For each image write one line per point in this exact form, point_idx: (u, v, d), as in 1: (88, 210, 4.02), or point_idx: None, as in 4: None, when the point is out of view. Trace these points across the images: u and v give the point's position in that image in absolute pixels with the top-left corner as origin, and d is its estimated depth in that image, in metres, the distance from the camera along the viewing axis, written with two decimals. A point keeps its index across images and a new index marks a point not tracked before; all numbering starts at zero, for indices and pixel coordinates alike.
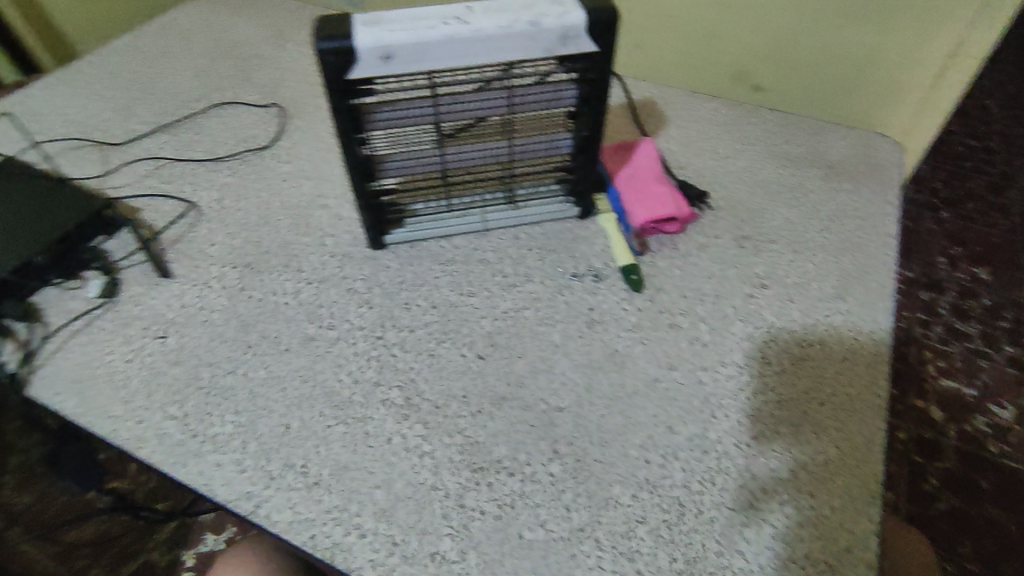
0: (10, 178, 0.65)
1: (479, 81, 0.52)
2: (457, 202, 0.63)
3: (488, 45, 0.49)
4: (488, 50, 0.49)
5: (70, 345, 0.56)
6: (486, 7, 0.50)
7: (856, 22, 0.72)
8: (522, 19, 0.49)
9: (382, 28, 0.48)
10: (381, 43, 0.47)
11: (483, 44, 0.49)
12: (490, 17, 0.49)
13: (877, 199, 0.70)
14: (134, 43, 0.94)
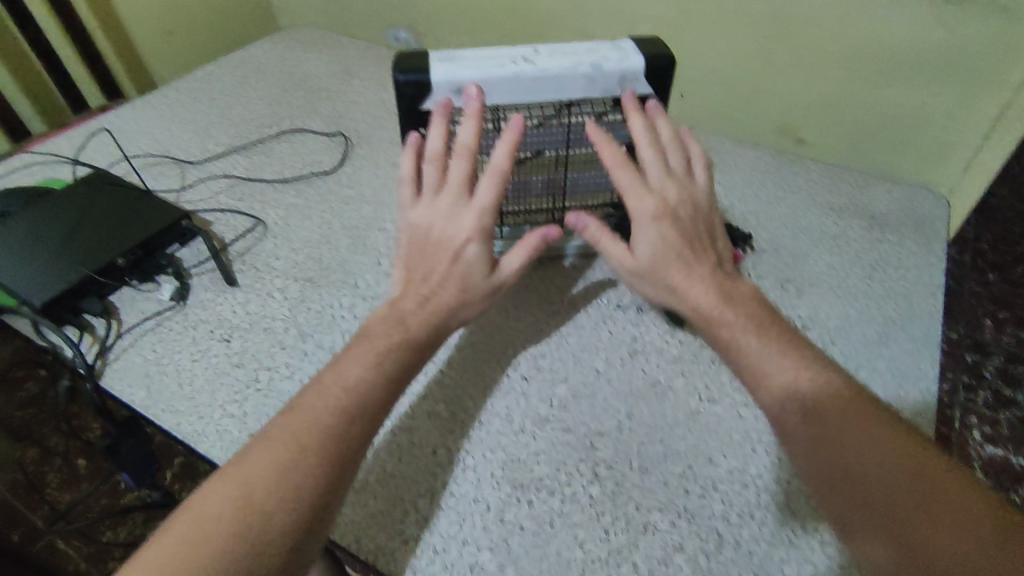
0: (101, 188, 0.71)
1: (538, 116, 0.56)
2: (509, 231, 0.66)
3: (552, 84, 0.53)
4: (551, 89, 0.53)
5: (142, 342, 0.60)
6: (551, 49, 0.54)
7: (902, 80, 0.74)
8: (585, 62, 0.53)
9: (455, 65, 0.52)
10: (453, 78, 0.51)
11: (548, 83, 0.52)
12: (555, 59, 0.53)
13: (921, 251, 0.71)
14: (214, 72, 1.02)
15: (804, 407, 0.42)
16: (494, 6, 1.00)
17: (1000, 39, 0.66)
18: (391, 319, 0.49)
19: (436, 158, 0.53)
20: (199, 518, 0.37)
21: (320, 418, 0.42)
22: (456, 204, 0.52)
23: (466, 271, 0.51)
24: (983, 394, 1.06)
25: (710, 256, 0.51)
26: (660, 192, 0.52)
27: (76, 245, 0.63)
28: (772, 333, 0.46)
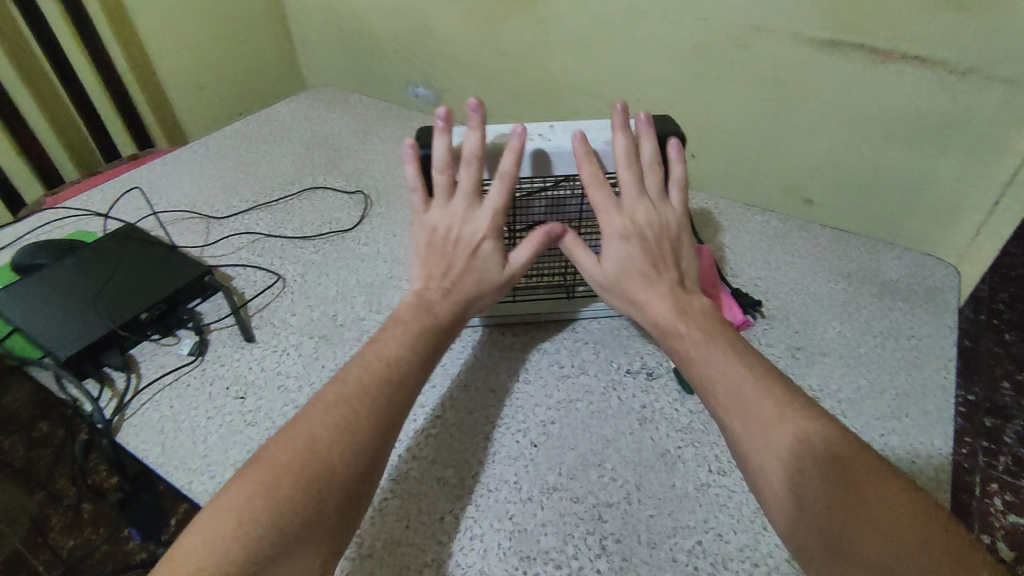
0: (129, 243, 0.74)
1: (553, 188, 0.59)
2: (522, 298, 0.67)
3: (566, 158, 0.55)
4: (565, 163, 0.55)
5: (159, 397, 0.62)
6: (564, 126, 0.57)
7: (907, 150, 0.76)
8: (597, 138, 0.56)
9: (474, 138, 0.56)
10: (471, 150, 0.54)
11: (562, 156, 0.55)
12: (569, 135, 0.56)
13: (932, 321, 0.71)
14: (242, 129, 1.07)
15: (741, 413, 0.44)
16: (511, 70, 1.05)
17: (1003, 110, 0.68)
18: (419, 308, 0.53)
19: (446, 167, 0.56)
20: (269, 465, 0.41)
21: (370, 387, 0.46)
22: (470, 207, 0.56)
23: (483, 265, 0.55)
24: (1004, 460, 1.03)
25: (672, 274, 0.55)
26: (629, 213, 0.55)
27: (103, 299, 0.66)
28: (723, 344, 0.49)
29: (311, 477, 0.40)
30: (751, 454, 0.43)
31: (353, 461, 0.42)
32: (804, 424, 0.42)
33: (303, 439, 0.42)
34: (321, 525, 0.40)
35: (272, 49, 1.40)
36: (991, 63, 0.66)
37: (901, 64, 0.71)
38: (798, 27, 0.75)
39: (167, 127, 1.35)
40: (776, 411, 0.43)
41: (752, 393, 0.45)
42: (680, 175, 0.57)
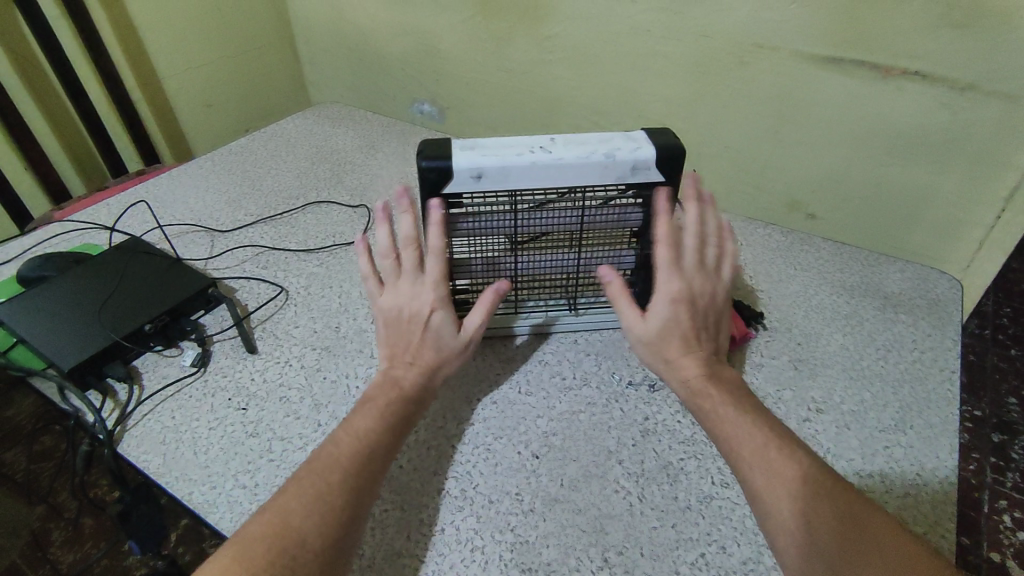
0: (134, 255, 0.75)
1: (555, 201, 0.57)
2: (523, 304, 0.67)
3: (568, 171, 0.55)
4: (569, 176, 0.55)
5: (161, 408, 0.62)
6: (567, 139, 0.57)
7: (908, 165, 0.77)
8: (599, 151, 0.55)
9: (476, 153, 0.55)
10: (474, 165, 0.54)
11: (565, 170, 0.55)
12: (572, 148, 0.56)
13: (935, 334, 0.70)
14: (248, 144, 1.08)
15: (765, 465, 0.45)
16: (514, 87, 1.06)
17: (1004, 124, 0.69)
18: (384, 382, 0.54)
19: (388, 253, 0.58)
20: (242, 544, 0.41)
21: (341, 458, 0.47)
22: (416, 285, 0.57)
23: (437, 336, 0.56)
24: (1013, 476, 1.04)
25: (710, 344, 0.55)
26: (688, 279, 0.55)
27: (107, 311, 0.66)
28: (749, 406, 0.50)
29: (284, 553, 0.41)
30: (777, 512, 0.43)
31: (325, 534, 0.43)
32: (822, 483, 0.44)
33: (276, 518, 0.43)
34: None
35: (279, 67, 1.42)
36: (989, 78, 0.67)
37: (901, 79, 0.72)
38: (797, 43, 0.76)
39: (174, 143, 1.37)
40: (797, 470, 0.44)
41: (772, 449, 0.46)
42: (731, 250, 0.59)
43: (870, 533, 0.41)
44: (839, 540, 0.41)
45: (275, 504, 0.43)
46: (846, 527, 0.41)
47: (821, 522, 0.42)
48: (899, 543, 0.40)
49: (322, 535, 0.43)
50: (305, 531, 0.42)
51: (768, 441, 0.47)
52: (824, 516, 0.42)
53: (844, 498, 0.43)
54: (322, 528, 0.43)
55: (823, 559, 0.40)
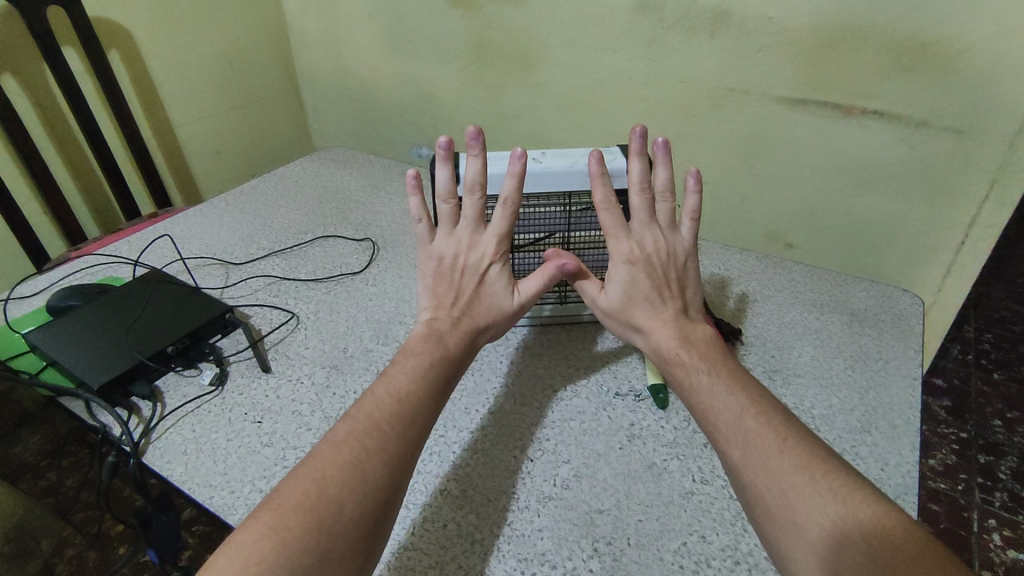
0: (156, 285, 0.81)
1: (545, 204, 0.68)
2: None
3: (554, 177, 0.65)
4: (557, 181, 0.65)
5: (180, 423, 0.66)
6: (555, 153, 0.67)
7: (869, 197, 0.85)
8: (581, 162, 0.65)
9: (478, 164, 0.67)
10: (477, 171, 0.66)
11: (550, 176, 0.65)
12: (557, 159, 0.66)
13: (897, 344, 0.76)
14: (259, 185, 1.16)
15: (742, 442, 0.46)
16: (508, 130, 1.14)
17: (956, 156, 0.76)
18: (430, 337, 0.58)
19: (449, 196, 0.64)
20: (279, 509, 0.41)
21: (381, 422, 0.48)
22: (474, 234, 0.64)
23: (492, 289, 0.63)
24: (1000, 496, 1.16)
25: (675, 301, 0.61)
26: (637, 238, 0.62)
27: (132, 335, 0.72)
28: (722, 371, 0.53)
29: (319, 518, 0.41)
30: (750, 486, 0.44)
31: (363, 506, 0.43)
32: (803, 458, 0.43)
33: (313, 488, 0.43)
34: (333, 562, 0.40)
35: (281, 111, 1.52)
36: (943, 116, 0.74)
37: (863, 118, 0.80)
38: (768, 87, 0.84)
39: (184, 187, 1.44)
40: (776, 443, 0.45)
41: (752, 425, 0.47)
42: (693, 205, 0.65)
43: (862, 517, 0.39)
44: (822, 511, 0.40)
45: (313, 470, 0.44)
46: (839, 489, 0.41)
47: (805, 494, 0.41)
48: (881, 509, 0.39)
49: (360, 500, 0.43)
50: (342, 501, 0.42)
51: (743, 408, 0.48)
52: (810, 489, 0.41)
53: (827, 468, 0.42)
54: (360, 493, 0.43)
55: (811, 543, 0.39)
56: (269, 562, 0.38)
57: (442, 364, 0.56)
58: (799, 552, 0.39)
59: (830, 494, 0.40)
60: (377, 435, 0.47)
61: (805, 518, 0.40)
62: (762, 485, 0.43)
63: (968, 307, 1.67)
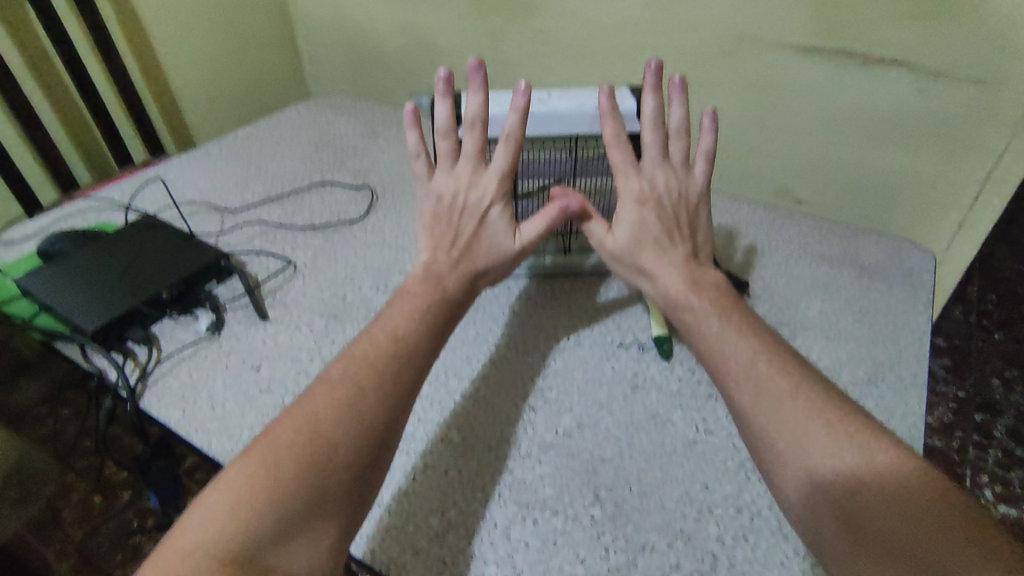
0: (148, 230, 0.79)
1: (550, 148, 0.65)
2: None
3: (560, 119, 0.62)
4: (560, 124, 0.63)
5: (176, 369, 0.65)
6: (562, 95, 0.64)
7: (884, 150, 0.82)
8: (590, 103, 0.63)
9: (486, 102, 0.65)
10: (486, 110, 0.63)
11: (557, 118, 0.62)
12: (565, 101, 0.63)
13: (906, 298, 0.75)
14: (254, 131, 1.13)
15: (754, 388, 0.44)
16: (510, 77, 1.10)
17: (975, 107, 0.72)
18: (428, 280, 0.57)
19: (448, 132, 0.62)
20: (271, 446, 0.40)
21: (376, 362, 0.47)
22: (474, 172, 0.62)
23: (493, 231, 0.61)
24: (994, 453, 1.17)
25: (686, 244, 0.59)
26: (648, 178, 0.60)
27: (126, 280, 0.70)
28: (732, 316, 0.51)
29: (313, 457, 0.40)
30: (756, 434, 0.43)
31: (357, 447, 0.42)
32: (818, 404, 0.42)
33: (304, 428, 0.41)
34: (327, 501, 0.39)
35: (271, 55, 1.46)
36: (963, 65, 0.71)
37: (878, 66, 0.76)
38: (783, 34, 0.80)
39: (176, 134, 1.39)
40: (789, 388, 0.43)
41: (765, 370, 0.45)
42: (708, 144, 0.63)
43: (879, 466, 0.38)
44: (836, 459, 0.39)
45: (307, 410, 0.43)
46: (855, 434, 0.40)
47: (818, 440, 0.40)
48: (893, 459, 0.38)
49: (354, 439, 0.42)
50: (337, 441, 0.41)
51: (752, 355, 0.47)
52: (825, 437, 0.40)
53: (843, 414, 0.41)
54: (355, 434, 0.42)
55: (825, 492, 0.39)
56: (257, 503, 0.37)
57: (439, 309, 0.55)
58: (809, 499, 0.39)
59: (845, 441, 0.40)
60: (373, 375, 0.46)
61: (819, 465, 0.39)
62: (774, 430, 0.42)
63: (974, 267, 1.66)
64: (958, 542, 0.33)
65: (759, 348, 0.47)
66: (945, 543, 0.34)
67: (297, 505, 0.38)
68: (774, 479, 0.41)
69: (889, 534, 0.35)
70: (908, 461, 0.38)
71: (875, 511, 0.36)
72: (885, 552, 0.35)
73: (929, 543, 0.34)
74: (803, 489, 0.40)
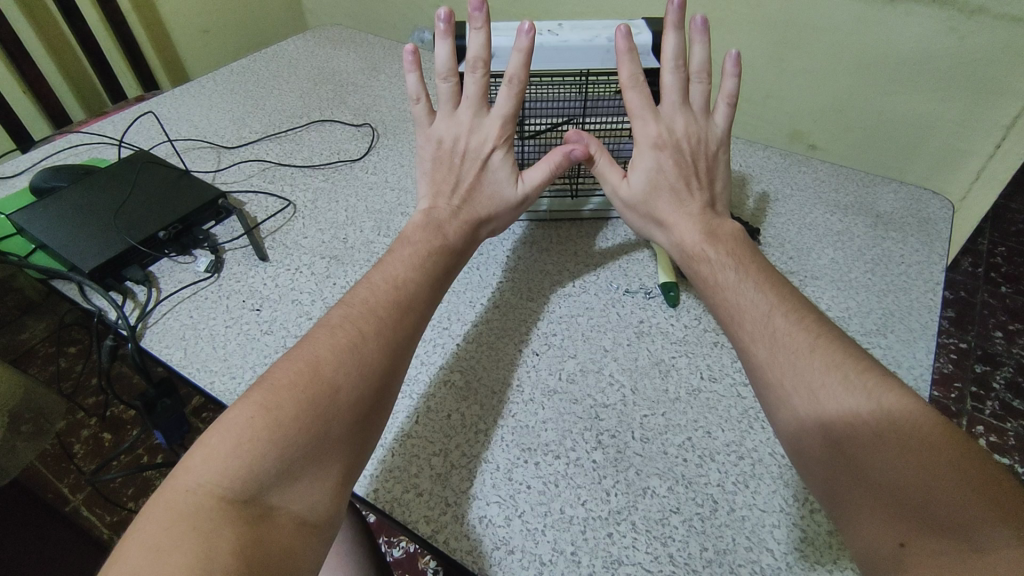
0: (142, 167, 0.77)
1: (559, 85, 0.62)
2: None
3: (571, 54, 0.58)
4: (571, 58, 0.58)
5: (175, 310, 0.65)
6: (573, 25, 0.59)
7: (906, 96, 0.78)
8: (603, 36, 0.57)
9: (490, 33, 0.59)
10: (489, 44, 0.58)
11: (568, 52, 0.57)
12: (576, 32, 0.58)
13: (921, 249, 0.73)
14: (250, 65, 1.08)
15: (769, 339, 0.45)
16: (517, 10, 1.04)
17: (1009, 50, 0.68)
18: (429, 226, 0.56)
19: (449, 74, 0.59)
20: (272, 389, 0.40)
21: (377, 307, 0.47)
22: (475, 116, 0.60)
23: (494, 178, 0.60)
24: (991, 405, 1.17)
25: (702, 192, 0.58)
26: (667, 121, 0.58)
27: (121, 218, 0.68)
28: (750, 268, 0.51)
29: (315, 398, 0.39)
30: (773, 383, 0.43)
31: (361, 392, 0.41)
32: (835, 357, 0.42)
33: (307, 369, 0.41)
34: (330, 444, 0.39)
35: None
36: (1000, 2, 0.66)
37: (911, 4, 0.71)
38: None
39: (164, 56, 1.32)
40: (807, 342, 0.43)
41: (782, 323, 0.45)
42: (731, 88, 0.60)
43: (897, 419, 0.37)
44: (852, 410, 0.39)
45: (310, 354, 0.42)
46: (872, 385, 0.39)
47: (835, 392, 0.40)
48: (908, 413, 0.37)
49: (356, 384, 0.42)
50: (340, 384, 0.41)
51: (769, 312, 0.46)
52: (842, 388, 0.40)
53: (860, 366, 0.41)
54: (359, 379, 0.42)
55: (837, 439, 0.39)
56: (257, 446, 0.37)
57: (441, 255, 0.54)
58: (820, 450, 0.39)
59: (863, 393, 0.39)
60: (374, 320, 0.46)
61: (834, 417, 0.39)
62: (789, 383, 0.42)
63: (986, 221, 1.63)
64: (980, 503, 0.32)
65: (777, 301, 0.47)
66: (966, 502, 0.32)
67: (301, 446, 0.37)
68: (783, 423, 0.42)
69: (898, 483, 0.35)
70: (927, 413, 0.38)
71: (892, 464, 0.36)
72: (899, 507, 0.34)
73: (948, 501, 0.33)
74: (814, 435, 0.40)
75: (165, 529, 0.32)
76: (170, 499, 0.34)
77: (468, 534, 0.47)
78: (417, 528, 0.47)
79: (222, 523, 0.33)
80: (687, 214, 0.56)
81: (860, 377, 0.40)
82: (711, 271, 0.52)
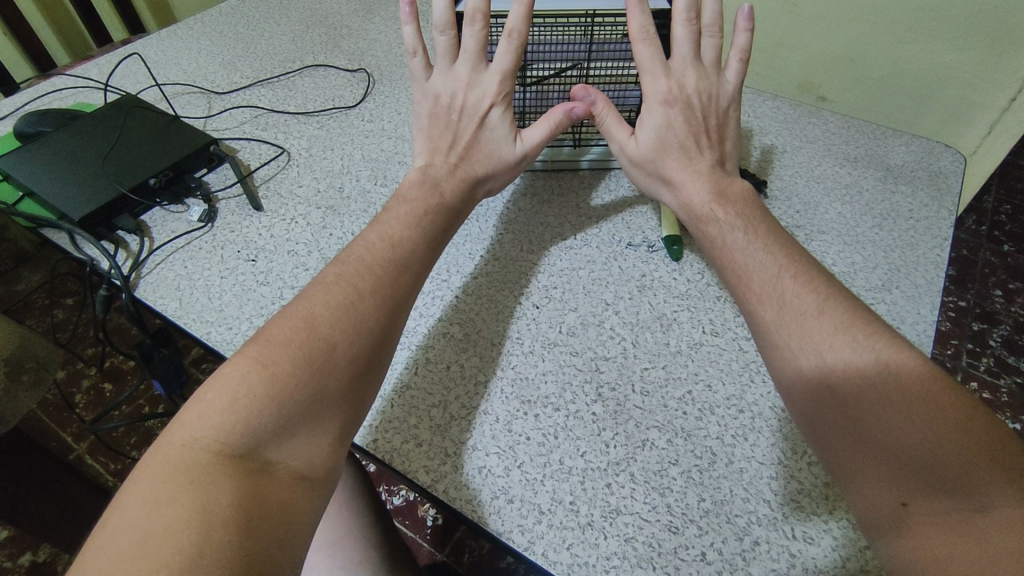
0: (132, 111, 0.74)
1: (563, 27, 0.58)
2: None
3: None
4: None
5: (168, 261, 0.63)
6: None
7: (924, 45, 0.75)
8: None
9: None
10: None
11: None
12: None
13: (929, 203, 0.71)
14: (239, 6, 1.03)
15: (778, 300, 0.44)
16: None
17: None
18: (426, 183, 0.54)
19: (447, 26, 0.56)
20: (266, 344, 0.39)
21: (374, 265, 0.45)
22: (474, 71, 0.57)
23: (493, 135, 0.57)
24: (987, 361, 1.17)
25: (712, 151, 0.56)
26: (677, 77, 0.56)
27: (110, 165, 0.66)
28: (758, 229, 0.49)
29: (312, 353, 0.39)
30: (779, 342, 0.43)
31: (357, 349, 0.41)
32: (843, 318, 0.41)
33: (303, 323, 0.40)
34: (329, 399, 0.38)
35: None
36: None
37: None
38: None
39: None
40: (815, 303, 0.42)
41: (790, 285, 0.44)
42: (743, 43, 0.57)
43: (902, 378, 0.37)
44: (856, 369, 0.38)
45: (309, 310, 0.41)
46: (879, 344, 0.39)
47: (842, 353, 0.39)
48: (913, 372, 0.37)
49: (353, 340, 0.41)
50: (336, 340, 0.40)
51: (779, 272, 0.45)
52: (848, 348, 0.39)
53: (869, 327, 0.40)
54: (356, 336, 0.41)
55: (840, 398, 0.38)
56: (252, 402, 0.36)
57: (438, 209, 0.52)
58: (824, 405, 0.39)
59: (868, 352, 0.39)
60: (370, 277, 0.45)
61: (838, 375, 0.39)
62: (795, 343, 0.41)
63: (993, 177, 1.60)
64: (985, 462, 0.32)
65: (784, 262, 0.46)
66: (970, 460, 0.32)
67: (297, 402, 0.37)
68: (787, 380, 0.41)
69: (902, 440, 0.35)
70: (936, 373, 0.37)
71: (897, 421, 0.35)
72: (902, 465, 0.34)
73: (952, 458, 0.33)
74: (817, 390, 0.39)
75: (163, 480, 0.32)
76: (167, 451, 0.34)
77: (467, 484, 0.47)
78: (417, 477, 0.47)
79: (220, 476, 0.33)
80: (698, 175, 0.54)
81: (869, 337, 0.39)
82: (720, 232, 0.51)
